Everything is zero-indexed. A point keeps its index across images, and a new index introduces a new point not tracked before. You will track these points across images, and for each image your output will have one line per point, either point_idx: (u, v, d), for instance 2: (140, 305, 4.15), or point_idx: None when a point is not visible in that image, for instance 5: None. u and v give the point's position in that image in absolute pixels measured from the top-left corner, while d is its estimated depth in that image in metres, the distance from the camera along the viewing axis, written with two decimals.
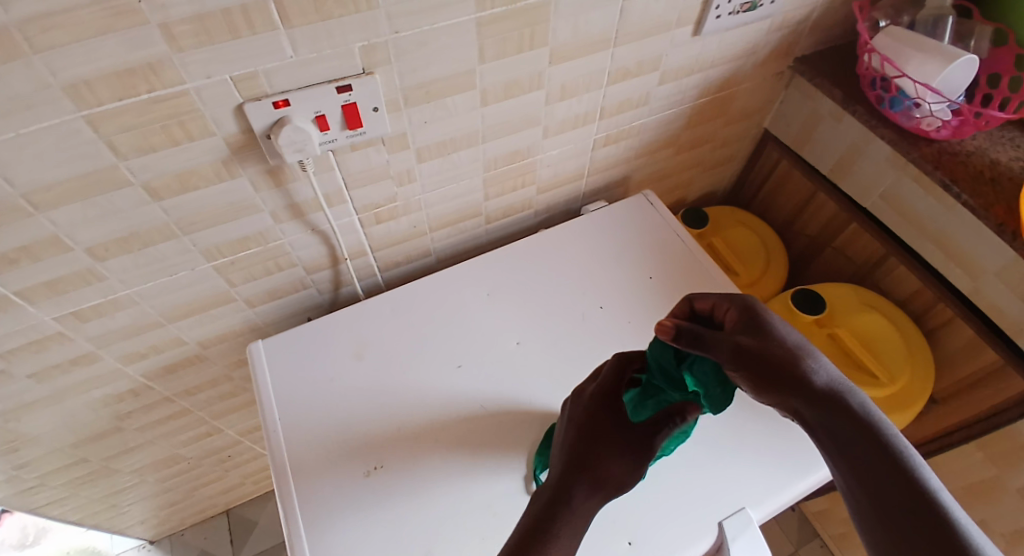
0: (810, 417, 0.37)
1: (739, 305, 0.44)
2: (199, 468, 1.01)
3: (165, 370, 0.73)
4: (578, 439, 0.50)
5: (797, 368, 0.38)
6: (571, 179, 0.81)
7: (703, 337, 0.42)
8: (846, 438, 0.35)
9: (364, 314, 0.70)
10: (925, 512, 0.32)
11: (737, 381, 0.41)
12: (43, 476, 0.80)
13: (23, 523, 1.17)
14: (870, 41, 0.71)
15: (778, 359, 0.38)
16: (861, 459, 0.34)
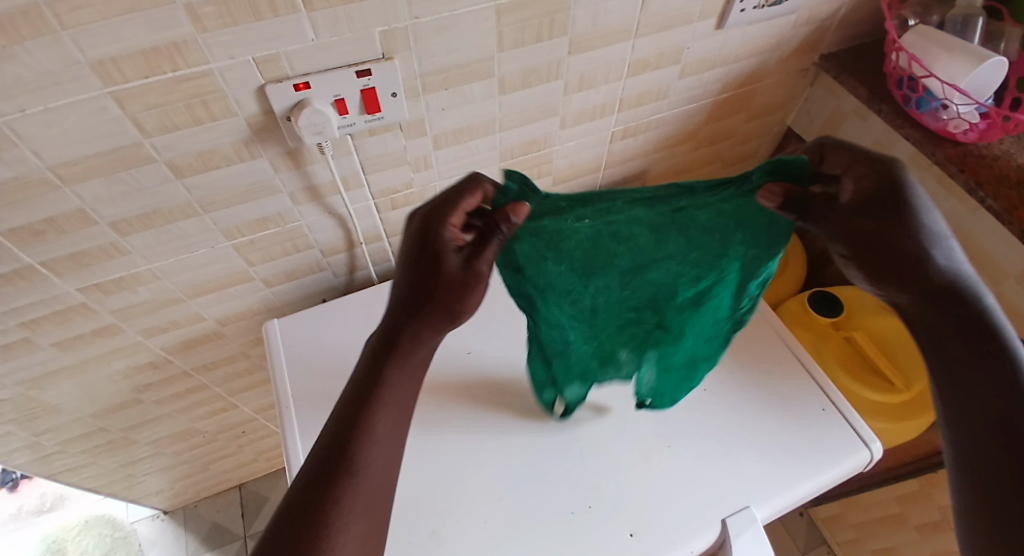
0: (911, 307, 0.41)
1: (881, 176, 0.37)
2: (214, 444, 1.04)
3: (184, 346, 0.75)
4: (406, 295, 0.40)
5: (920, 261, 0.38)
6: (588, 170, 0.80)
7: (815, 210, 0.40)
8: (945, 328, 0.40)
9: (378, 297, 0.71)
10: (1011, 395, 0.37)
11: (840, 259, 0.42)
12: (64, 443, 0.83)
13: (42, 490, 1.21)
14: (897, 38, 0.69)
15: (899, 254, 0.38)
16: (952, 333, 0.40)
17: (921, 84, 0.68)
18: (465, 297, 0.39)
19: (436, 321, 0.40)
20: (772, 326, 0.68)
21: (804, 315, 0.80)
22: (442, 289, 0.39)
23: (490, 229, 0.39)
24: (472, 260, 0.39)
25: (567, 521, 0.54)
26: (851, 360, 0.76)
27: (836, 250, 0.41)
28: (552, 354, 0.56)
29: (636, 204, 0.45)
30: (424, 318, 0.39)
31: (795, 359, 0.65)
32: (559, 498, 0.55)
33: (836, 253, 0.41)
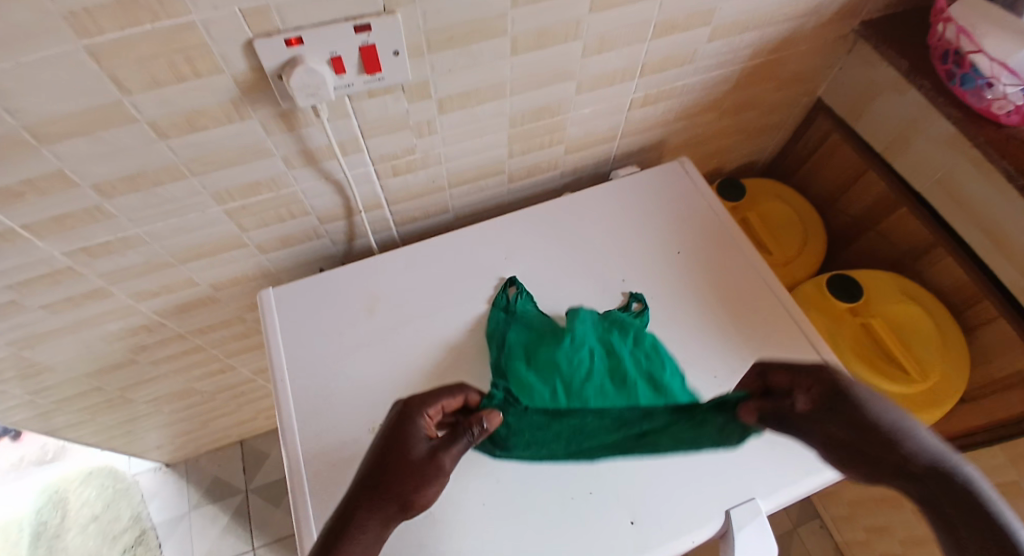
0: (918, 494, 0.46)
1: (822, 386, 0.56)
2: (213, 401, 1.06)
3: (178, 309, 0.73)
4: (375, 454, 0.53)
5: (895, 448, 0.48)
6: (602, 139, 0.76)
7: (789, 422, 0.56)
8: (950, 493, 0.45)
9: (379, 267, 0.68)
10: (967, 505, 0.43)
11: (827, 454, 0.54)
12: (59, 402, 0.85)
13: (41, 442, 1.27)
14: (946, 8, 0.63)
15: (842, 433, 0.52)
16: (942, 494, 0.45)
17: (967, 60, 0.62)
18: (422, 487, 0.50)
19: (390, 509, 0.49)
20: (789, 312, 0.66)
21: (820, 298, 0.77)
22: (408, 465, 0.51)
23: (451, 438, 0.53)
24: (438, 448, 0.52)
25: (567, 507, 0.53)
26: (865, 348, 0.74)
27: (817, 446, 0.54)
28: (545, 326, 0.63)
29: (557, 417, 0.57)
30: (391, 489, 0.50)
31: (810, 349, 0.63)
32: (559, 482, 0.54)
33: (819, 449, 0.54)
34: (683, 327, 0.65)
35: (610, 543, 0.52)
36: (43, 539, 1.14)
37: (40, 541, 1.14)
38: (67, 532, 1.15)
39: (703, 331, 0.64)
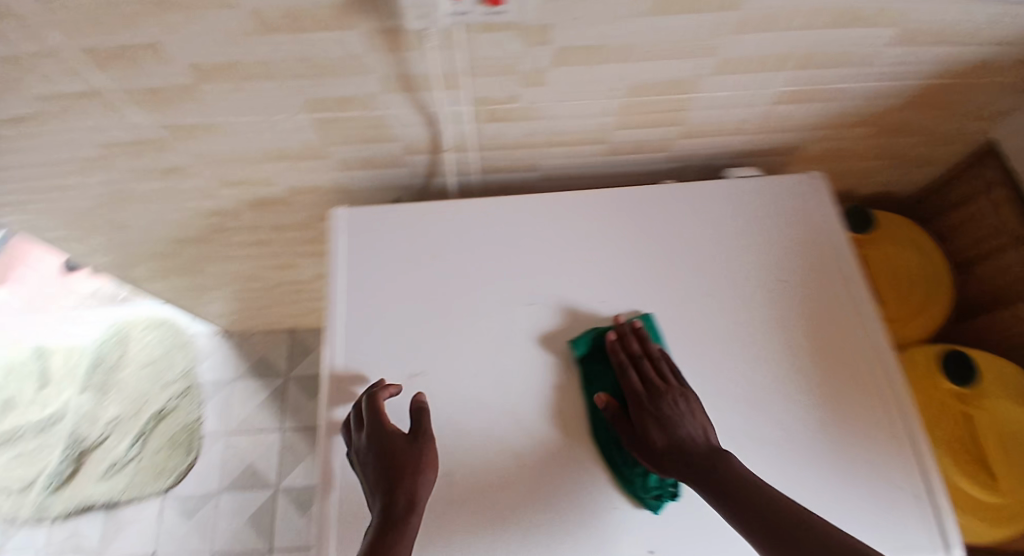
0: (693, 459, 0.46)
1: (638, 350, 0.55)
2: (273, 291, 1.13)
3: (254, 203, 0.75)
4: (370, 460, 0.49)
5: (681, 442, 0.47)
6: (727, 130, 0.66)
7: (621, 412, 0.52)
8: (711, 480, 0.44)
9: (450, 214, 0.65)
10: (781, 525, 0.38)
11: (648, 453, 0.48)
12: (140, 256, 0.93)
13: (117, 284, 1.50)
14: None
15: (660, 412, 0.49)
16: (750, 517, 0.40)
17: None
18: (413, 447, 0.49)
19: (402, 478, 0.46)
20: (889, 379, 0.57)
21: (924, 374, 0.66)
22: (392, 438, 0.49)
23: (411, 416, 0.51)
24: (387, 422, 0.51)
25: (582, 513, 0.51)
26: (960, 445, 0.63)
27: (637, 438, 0.50)
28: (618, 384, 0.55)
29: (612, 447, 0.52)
30: (391, 462, 0.47)
31: (897, 432, 0.54)
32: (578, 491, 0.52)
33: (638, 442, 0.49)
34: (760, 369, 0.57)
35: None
36: (101, 369, 1.39)
37: (98, 369, 1.39)
38: (123, 368, 1.39)
39: (781, 372, 0.57)
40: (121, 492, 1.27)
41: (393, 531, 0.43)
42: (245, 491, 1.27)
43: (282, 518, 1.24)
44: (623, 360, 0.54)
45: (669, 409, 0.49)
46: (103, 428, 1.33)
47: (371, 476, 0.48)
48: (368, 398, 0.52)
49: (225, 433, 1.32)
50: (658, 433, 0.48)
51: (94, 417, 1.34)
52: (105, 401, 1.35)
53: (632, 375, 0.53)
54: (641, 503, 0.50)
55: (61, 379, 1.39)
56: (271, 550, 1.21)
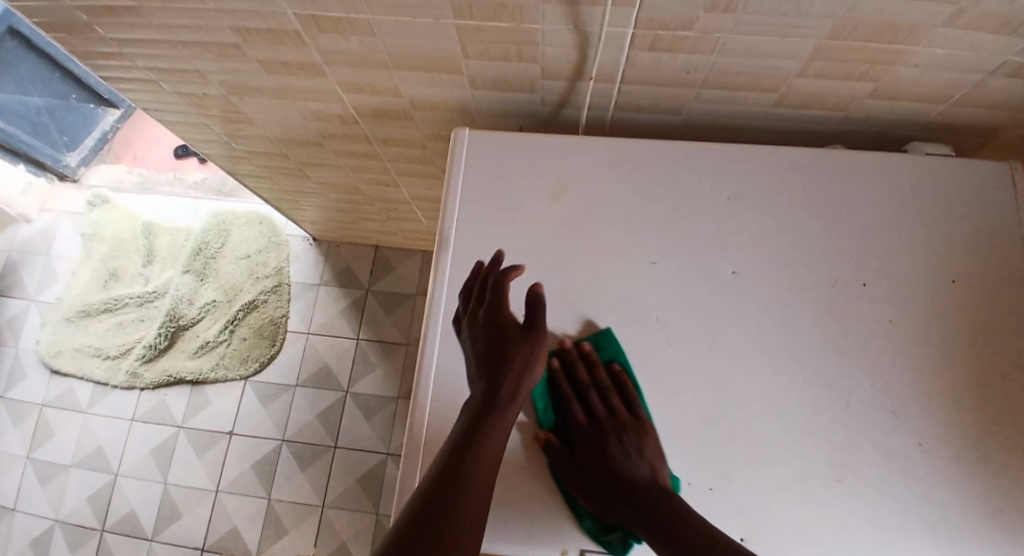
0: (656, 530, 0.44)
1: (612, 374, 0.52)
2: (367, 206, 1.14)
3: (372, 113, 0.73)
4: (479, 341, 0.48)
5: (641, 494, 0.46)
6: (928, 95, 0.55)
7: (574, 439, 0.50)
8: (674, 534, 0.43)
9: (579, 148, 0.58)
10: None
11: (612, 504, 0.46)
12: (252, 153, 0.95)
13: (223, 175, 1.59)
14: None
15: (619, 450, 0.48)
16: None
17: None
18: (525, 342, 0.46)
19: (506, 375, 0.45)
20: None
21: None
22: (504, 324, 0.47)
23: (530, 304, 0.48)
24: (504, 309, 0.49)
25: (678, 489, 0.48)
26: None
27: (602, 478, 0.47)
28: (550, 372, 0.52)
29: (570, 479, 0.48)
30: (495, 357, 0.46)
31: None
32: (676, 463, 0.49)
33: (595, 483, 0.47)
34: (916, 379, 0.50)
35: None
36: (202, 255, 1.48)
37: (199, 255, 1.48)
38: (221, 258, 1.48)
39: (937, 386, 0.49)
40: (210, 370, 1.39)
41: (486, 431, 0.44)
42: (318, 389, 1.36)
43: (348, 420, 1.33)
44: (569, 393, 0.52)
45: (631, 445, 0.48)
46: (199, 310, 1.44)
47: (478, 356, 0.48)
48: (496, 281, 0.50)
49: (306, 332, 1.41)
50: (593, 470, 0.48)
51: (192, 298, 1.45)
52: (203, 285, 1.46)
53: (570, 395, 0.51)
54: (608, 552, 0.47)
55: (166, 257, 1.51)
56: (335, 447, 1.31)
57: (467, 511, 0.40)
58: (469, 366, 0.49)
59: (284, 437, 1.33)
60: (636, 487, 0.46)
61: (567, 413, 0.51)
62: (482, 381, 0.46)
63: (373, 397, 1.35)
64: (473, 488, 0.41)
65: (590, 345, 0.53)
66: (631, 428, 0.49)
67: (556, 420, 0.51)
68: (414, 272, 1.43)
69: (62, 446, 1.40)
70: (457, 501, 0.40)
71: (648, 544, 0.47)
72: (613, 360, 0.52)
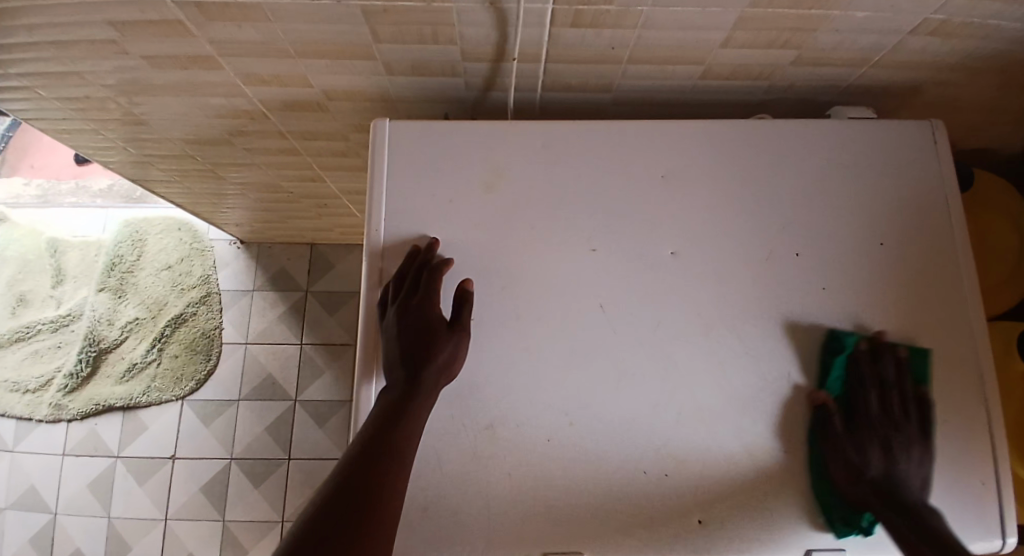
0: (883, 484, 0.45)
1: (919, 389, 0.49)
2: (296, 204, 1.07)
3: (283, 106, 0.66)
4: (404, 331, 0.48)
5: (903, 478, 0.46)
6: (845, 60, 0.55)
7: (854, 411, 0.49)
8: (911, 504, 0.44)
9: (508, 134, 0.55)
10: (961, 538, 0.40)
11: (872, 456, 0.47)
12: (156, 156, 0.86)
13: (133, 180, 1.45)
14: None
15: (876, 413, 0.48)
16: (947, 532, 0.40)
17: None
18: (451, 334, 0.48)
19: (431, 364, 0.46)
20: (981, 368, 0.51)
21: (1000, 353, 0.61)
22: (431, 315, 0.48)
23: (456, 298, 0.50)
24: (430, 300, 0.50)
25: (634, 477, 0.48)
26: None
27: (878, 462, 0.46)
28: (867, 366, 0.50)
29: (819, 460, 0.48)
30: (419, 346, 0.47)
31: (980, 418, 0.49)
32: (631, 454, 0.48)
33: (871, 461, 0.46)
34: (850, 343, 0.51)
35: (678, 542, 0.47)
36: (117, 270, 1.35)
37: (114, 270, 1.35)
38: (140, 271, 1.36)
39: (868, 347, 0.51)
40: (143, 394, 1.28)
41: (409, 419, 0.44)
42: (264, 401, 1.29)
43: (300, 429, 1.27)
44: (889, 378, 0.49)
45: (918, 460, 0.47)
46: (121, 330, 1.32)
47: (400, 346, 0.48)
48: (425, 271, 0.50)
49: (245, 342, 1.32)
50: (868, 462, 0.46)
51: (111, 318, 1.32)
52: (122, 302, 1.33)
53: (867, 384, 0.49)
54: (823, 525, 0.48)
55: (76, 276, 1.36)
56: (290, 458, 1.26)
57: (390, 498, 0.40)
58: (388, 355, 0.49)
59: (233, 455, 1.26)
60: (898, 467, 0.46)
61: (861, 401, 0.49)
62: (404, 371, 0.47)
63: (325, 402, 1.29)
64: (394, 478, 0.41)
65: (906, 350, 0.50)
66: (908, 440, 0.47)
67: (846, 390, 0.50)
68: (356, 268, 1.36)
69: None
70: (377, 489, 0.39)
71: (610, 537, 0.47)
72: (923, 388, 0.50)
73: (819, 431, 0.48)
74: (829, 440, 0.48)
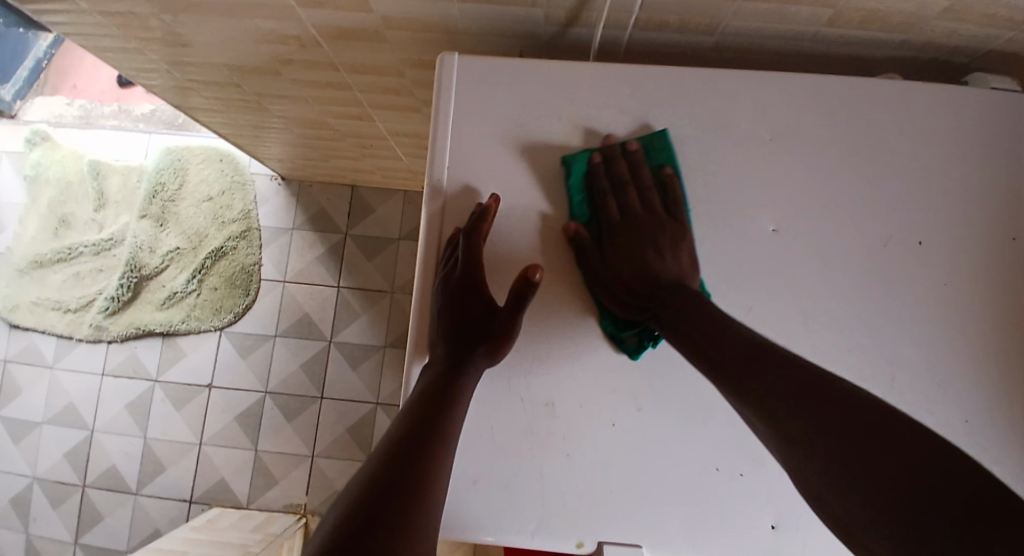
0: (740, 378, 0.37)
1: (643, 184, 0.48)
2: (340, 143, 1.02)
3: (339, 34, 0.61)
4: (453, 307, 0.46)
5: (721, 333, 0.39)
6: (1000, 13, 0.47)
7: (619, 241, 0.48)
8: (770, 393, 0.35)
9: (591, 79, 0.49)
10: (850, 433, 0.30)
11: (665, 305, 0.44)
12: (200, 83, 0.82)
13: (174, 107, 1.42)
14: None
15: (626, 241, 0.47)
16: (826, 442, 0.31)
17: None
18: (505, 315, 0.45)
19: (481, 344, 0.44)
20: None
21: None
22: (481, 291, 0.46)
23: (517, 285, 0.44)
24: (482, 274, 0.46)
25: (703, 469, 0.45)
26: None
27: (658, 294, 0.45)
28: (612, 191, 0.49)
29: (623, 308, 0.46)
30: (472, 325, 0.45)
31: None
32: (700, 449, 0.46)
33: (654, 299, 0.45)
34: (954, 349, 0.46)
35: (738, 534, 0.45)
36: (159, 199, 1.35)
37: (155, 199, 1.35)
38: (181, 200, 1.35)
39: (976, 350, 0.46)
40: (182, 322, 1.31)
41: (458, 399, 0.42)
42: (299, 340, 1.30)
43: (333, 370, 1.29)
44: (605, 187, 0.49)
45: (668, 272, 0.46)
46: (161, 259, 1.33)
47: (449, 323, 0.46)
48: (471, 237, 0.46)
49: (282, 281, 1.32)
50: (625, 262, 0.47)
51: (152, 246, 1.33)
52: (164, 231, 1.34)
53: (607, 191, 0.49)
54: (619, 348, 0.47)
55: (119, 201, 1.37)
56: (322, 397, 1.28)
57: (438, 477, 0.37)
58: (436, 330, 0.47)
59: (268, 389, 1.29)
60: (668, 298, 0.44)
61: (608, 210, 0.49)
62: (454, 349, 0.45)
63: (358, 346, 1.29)
64: (446, 457, 0.38)
65: (639, 146, 0.48)
66: (653, 245, 0.47)
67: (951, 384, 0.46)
68: (394, 214, 1.33)
69: (30, 404, 1.33)
70: (429, 466, 0.37)
71: (673, 525, 0.45)
72: (664, 167, 0.48)
73: (621, 280, 0.47)
74: (605, 290, 0.47)
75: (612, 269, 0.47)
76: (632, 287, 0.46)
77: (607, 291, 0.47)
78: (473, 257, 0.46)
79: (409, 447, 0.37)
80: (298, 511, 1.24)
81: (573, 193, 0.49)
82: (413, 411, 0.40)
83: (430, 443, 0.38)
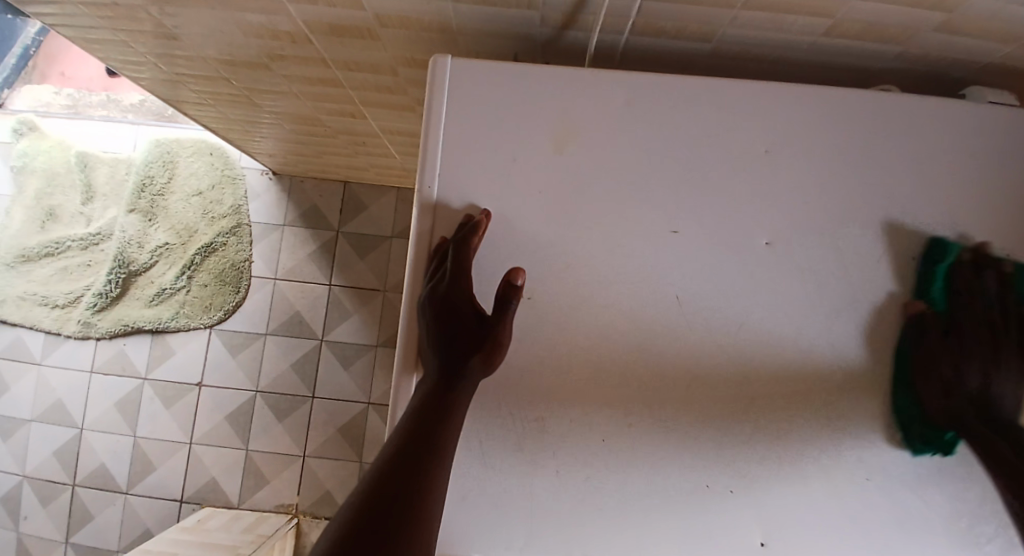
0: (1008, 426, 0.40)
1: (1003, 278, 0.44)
2: (333, 140, 1.00)
3: (328, 30, 0.58)
4: (442, 323, 0.45)
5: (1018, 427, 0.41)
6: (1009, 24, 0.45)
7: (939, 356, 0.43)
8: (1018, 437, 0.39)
9: (588, 85, 0.47)
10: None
11: (932, 398, 0.43)
12: (187, 76, 0.79)
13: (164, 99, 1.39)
14: None
15: (945, 340, 0.44)
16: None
17: None
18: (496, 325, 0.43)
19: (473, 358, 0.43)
20: None
21: None
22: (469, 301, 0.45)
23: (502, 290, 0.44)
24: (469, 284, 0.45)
25: (695, 491, 0.44)
26: None
27: (953, 376, 0.43)
28: (966, 262, 0.45)
29: (920, 380, 0.44)
30: (463, 338, 0.44)
31: None
32: (690, 464, 0.44)
33: (956, 381, 0.43)
34: None
35: None
36: (148, 192, 1.32)
37: (144, 192, 1.32)
38: (171, 194, 1.32)
39: None
40: (171, 319, 1.29)
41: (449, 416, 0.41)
42: (290, 338, 1.28)
43: (325, 369, 1.27)
44: (984, 289, 0.44)
45: (970, 348, 0.43)
46: (151, 254, 1.31)
47: (439, 338, 0.45)
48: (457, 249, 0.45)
49: (273, 278, 1.30)
50: (926, 345, 0.44)
51: (141, 241, 1.31)
52: (153, 226, 1.31)
53: (973, 296, 0.44)
54: (904, 447, 0.44)
55: (106, 194, 1.34)
56: (313, 397, 1.27)
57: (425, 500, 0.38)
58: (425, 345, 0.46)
59: (259, 388, 1.28)
60: (972, 365, 0.43)
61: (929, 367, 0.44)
62: (444, 365, 0.44)
63: (351, 346, 1.28)
64: (435, 479, 0.39)
65: (967, 257, 0.45)
66: (952, 330, 0.44)
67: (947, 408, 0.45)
68: (388, 212, 1.31)
69: (16, 401, 1.31)
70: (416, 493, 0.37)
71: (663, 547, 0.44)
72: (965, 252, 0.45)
73: (935, 360, 0.44)
74: (920, 395, 0.44)
75: (913, 371, 0.45)
76: (952, 391, 0.43)
77: (926, 372, 0.44)
78: (461, 269, 0.45)
79: (397, 479, 0.38)
80: (287, 511, 1.23)
81: (930, 294, 0.45)
82: (402, 437, 0.40)
83: (423, 466, 0.39)
